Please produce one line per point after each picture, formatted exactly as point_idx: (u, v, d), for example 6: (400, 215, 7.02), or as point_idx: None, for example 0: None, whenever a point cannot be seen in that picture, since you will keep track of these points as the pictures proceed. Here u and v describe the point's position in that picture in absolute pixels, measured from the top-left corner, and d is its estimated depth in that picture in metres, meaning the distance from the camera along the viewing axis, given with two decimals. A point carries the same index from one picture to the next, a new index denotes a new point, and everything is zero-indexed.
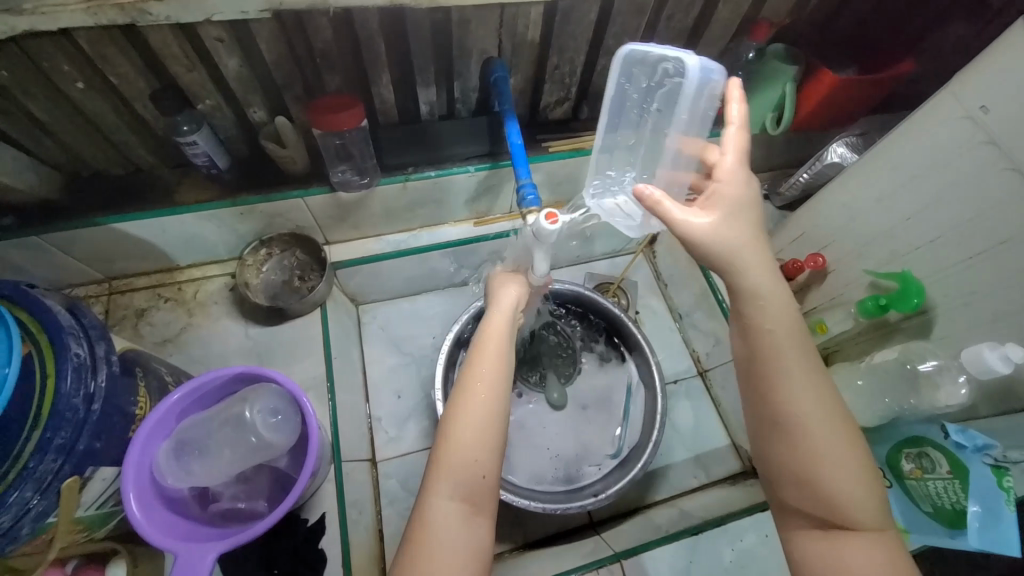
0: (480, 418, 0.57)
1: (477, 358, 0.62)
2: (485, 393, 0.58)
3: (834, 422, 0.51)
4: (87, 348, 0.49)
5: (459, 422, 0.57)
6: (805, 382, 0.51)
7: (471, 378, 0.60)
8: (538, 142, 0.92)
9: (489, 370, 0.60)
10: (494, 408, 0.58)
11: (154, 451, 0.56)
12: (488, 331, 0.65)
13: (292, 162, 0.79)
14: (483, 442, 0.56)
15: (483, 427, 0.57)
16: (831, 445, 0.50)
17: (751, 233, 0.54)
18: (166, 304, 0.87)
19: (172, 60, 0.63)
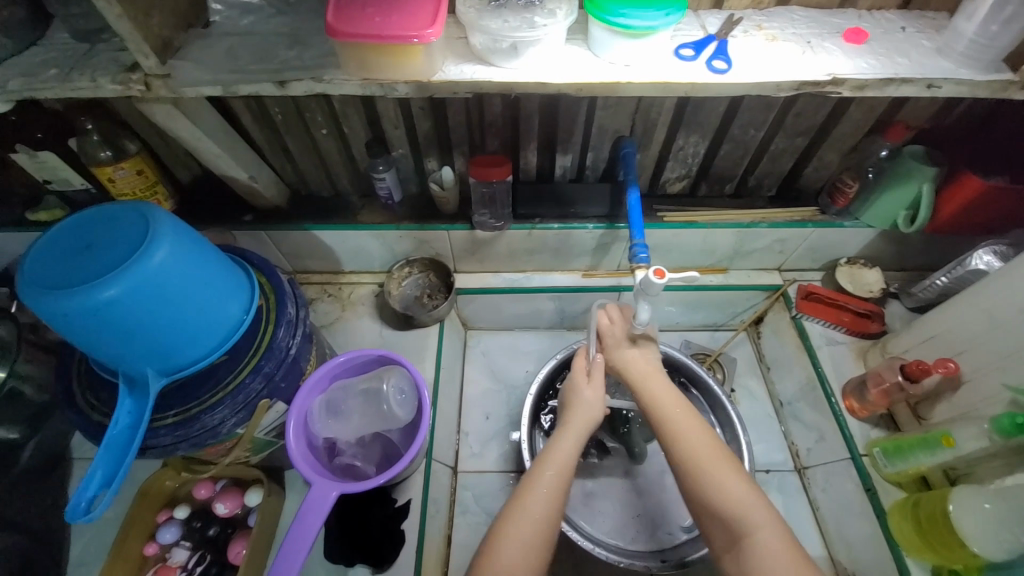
0: (532, 531, 0.63)
1: (541, 469, 0.68)
2: (543, 500, 0.65)
3: (743, 485, 0.61)
4: (295, 310, 0.68)
5: (518, 526, 0.63)
6: (722, 472, 0.63)
7: (531, 484, 0.67)
8: (654, 210, 1.01)
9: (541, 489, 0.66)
10: (542, 518, 0.64)
11: (312, 400, 0.71)
12: (561, 440, 0.71)
13: (447, 202, 0.98)
14: (536, 551, 0.62)
15: (525, 545, 0.62)
16: (749, 516, 0.59)
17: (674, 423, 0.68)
18: (328, 298, 1.09)
19: (387, 120, 0.87)
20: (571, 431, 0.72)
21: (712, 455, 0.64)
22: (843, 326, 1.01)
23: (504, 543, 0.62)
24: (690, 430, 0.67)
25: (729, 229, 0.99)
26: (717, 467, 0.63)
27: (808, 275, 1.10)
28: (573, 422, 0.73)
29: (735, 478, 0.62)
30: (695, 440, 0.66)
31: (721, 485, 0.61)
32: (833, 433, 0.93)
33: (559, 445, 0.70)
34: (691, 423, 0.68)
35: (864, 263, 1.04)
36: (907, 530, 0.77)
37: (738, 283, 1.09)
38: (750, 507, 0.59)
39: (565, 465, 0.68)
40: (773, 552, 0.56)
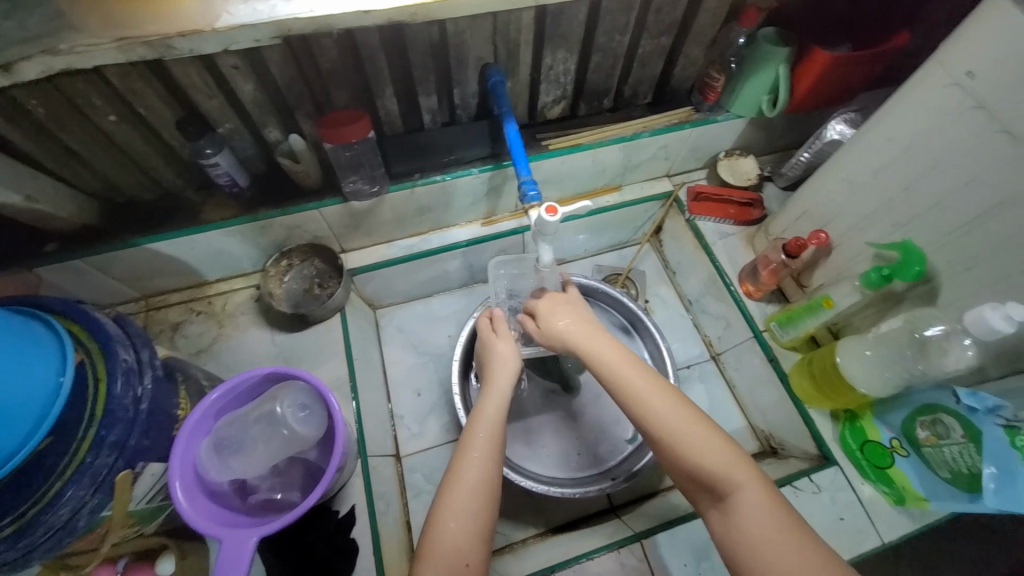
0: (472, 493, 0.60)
1: (474, 427, 0.65)
2: (478, 463, 0.62)
3: (708, 437, 0.56)
4: (134, 354, 0.55)
5: (456, 500, 0.59)
6: (686, 423, 0.57)
7: (465, 453, 0.63)
8: (537, 140, 0.96)
9: (474, 454, 0.63)
10: (484, 479, 0.61)
11: (197, 448, 0.61)
12: (485, 398, 0.69)
13: (306, 176, 0.84)
14: (481, 513, 0.59)
15: (467, 514, 0.58)
16: (724, 472, 0.53)
17: (633, 369, 0.62)
18: (198, 317, 0.93)
19: (194, 90, 0.69)
20: (499, 388, 0.69)
21: (670, 412, 0.58)
22: (731, 218, 1.06)
23: (441, 519, 0.58)
24: (637, 380, 0.61)
25: (614, 146, 0.97)
26: (673, 422, 0.57)
27: (694, 176, 1.13)
28: (495, 376, 0.71)
29: (700, 432, 0.56)
30: (650, 399, 0.59)
31: (686, 444, 0.56)
32: (737, 318, 1.00)
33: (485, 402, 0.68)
34: (635, 369, 0.62)
35: (740, 152, 1.07)
36: (805, 383, 0.86)
37: (633, 197, 1.10)
38: (725, 462, 0.54)
39: (492, 423, 0.66)
40: (748, 501, 0.51)
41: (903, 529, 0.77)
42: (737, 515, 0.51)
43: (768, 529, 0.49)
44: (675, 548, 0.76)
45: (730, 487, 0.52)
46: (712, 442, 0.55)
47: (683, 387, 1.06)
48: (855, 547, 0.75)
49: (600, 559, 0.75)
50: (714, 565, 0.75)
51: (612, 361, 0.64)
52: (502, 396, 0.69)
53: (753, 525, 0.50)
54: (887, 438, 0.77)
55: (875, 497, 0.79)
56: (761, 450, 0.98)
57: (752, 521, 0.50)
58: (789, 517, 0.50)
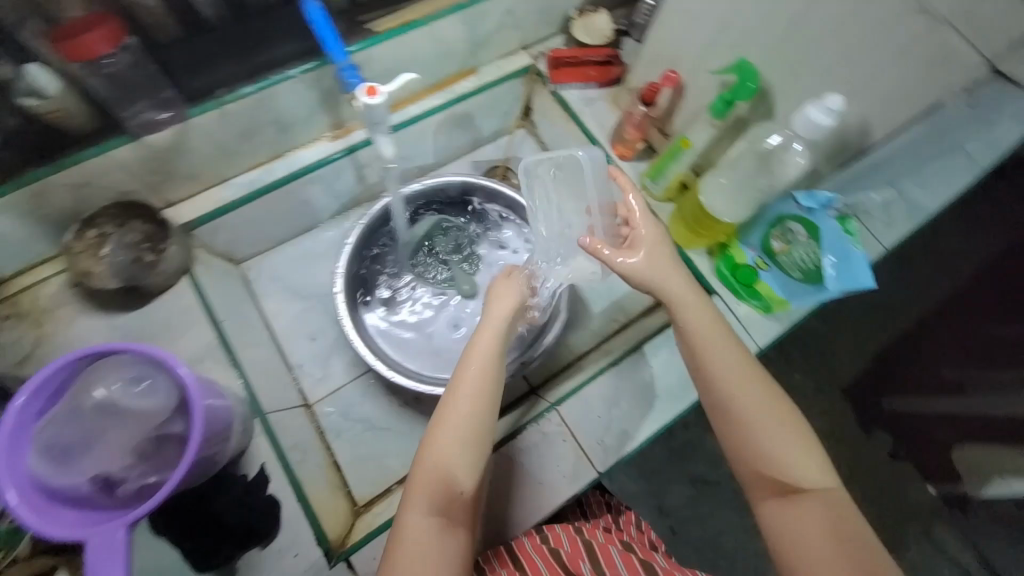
0: (461, 435, 0.61)
1: (465, 368, 0.64)
2: (455, 442, 0.60)
3: (795, 439, 0.61)
4: None
5: (432, 479, 0.60)
6: (772, 406, 0.62)
7: (444, 423, 0.62)
8: (360, 24, 0.82)
9: (465, 400, 0.62)
10: (476, 422, 0.61)
11: (23, 462, 0.51)
12: (478, 337, 0.67)
13: (67, 116, 0.67)
14: (465, 449, 0.60)
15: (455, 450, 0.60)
16: (800, 462, 0.60)
17: (734, 351, 0.65)
18: (3, 322, 0.76)
19: None
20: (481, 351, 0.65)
21: (766, 409, 0.62)
22: (594, 82, 1.02)
23: (414, 503, 0.59)
24: (731, 371, 0.63)
25: (452, 17, 0.86)
26: (763, 417, 0.61)
27: (551, 44, 1.05)
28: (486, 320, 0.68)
29: (787, 431, 0.61)
30: (742, 396, 0.62)
31: (768, 439, 0.61)
32: None
33: (477, 341, 0.66)
34: (734, 360, 0.64)
35: (592, 8, 1.02)
36: (682, 230, 0.88)
37: (492, 78, 1.01)
38: (802, 468, 0.60)
39: (487, 362, 0.64)
40: (799, 490, 0.59)
41: (773, 333, 0.83)
42: (798, 514, 0.58)
43: (824, 533, 0.56)
44: (589, 406, 0.81)
45: (808, 492, 0.59)
46: (796, 442, 0.61)
47: None
48: None
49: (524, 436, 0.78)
50: (625, 410, 0.81)
51: (717, 349, 0.65)
52: (485, 354, 0.65)
53: (810, 526, 0.57)
54: (752, 258, 0.84)
55: (749, 313, 0.84)
56: None
57: (816, 525, 0.57)
58: (852, 522, 0.57)
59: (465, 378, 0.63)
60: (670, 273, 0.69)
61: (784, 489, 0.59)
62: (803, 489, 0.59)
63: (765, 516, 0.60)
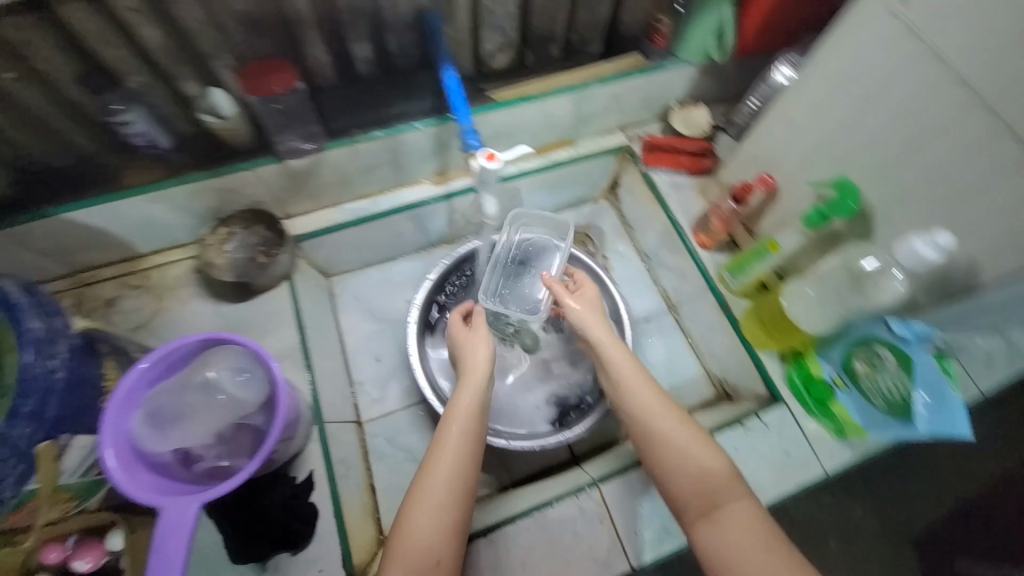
0: (442, 493, 0.61)
1: (448, 428, 0.66)
2: (452, 461, 0.63)
3: (710, 454, 0.65)
4: (45, 323, 0.52)
5: (431, 489, 0.61)
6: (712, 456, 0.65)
7: (441, 449, 0.64)
8: (482, 91, 0.93)
9: (448, 455, 0.63)
10: (461, 482, 0.62)
11: (130, 420, 0.58)
12: (462, 391, 0.69)
13: (234, 134, 0.78)
14: (447, 512, 0.59)
15: (438, 508, 0.59)
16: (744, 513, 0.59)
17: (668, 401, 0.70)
18: (133, 291, 0.88)
19: (92, 38, 0.63)
20: (473, 379, 0.70)
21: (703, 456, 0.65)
22: (685, 169, 1.06)
23: (414, 511, 0.59)
24: (646, 398, 0.70)
25: (564, 96, 0.95)
26: (680, 433, 0.67)
27: (648, 129, 1.12)
28: (470, 371, 0.71)
29: (701, 445, 0.66)
30: (657, 414, 0.69)
31: (686, 454, 0.65)
32: (691, 268, 1.01)
33: (461, 399, 0.68)
34: (654, 397, 0.70)
35: (692, 103, 1.06)
36: (756, 329, 0.90)
37: (588, 151, 1.08)
38: (721, 473, 0.63)
39: (468, 419, 0.66)
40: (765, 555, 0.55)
41: (845, 459, 0.83)
42: (724, 528, 0.59)
43: (749, 539, 0.57)
44: (632, 490, 0.79)
45: (722, 505, 0.61)
46: (713, 457, 0.64)
47: (641, 340, 1.07)
48: (798, 478, 0.82)
49: (559, 506, 0.78)
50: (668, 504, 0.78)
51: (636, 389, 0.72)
52: (471, 433, 0.66)
53: (736, 535, 0.58)
54: (829, 373, 0.81)
55: (817, 431, 0.84)
56: (715, 395, 1.02)
57: (744, 530, 0.58)
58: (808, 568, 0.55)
59: (456, 408, 0.68)
60: (600, 319, 0.80)
61: (710, 502, 0.61)
62: (721, 504, 0.61)
63: (698, 543, 0.60)
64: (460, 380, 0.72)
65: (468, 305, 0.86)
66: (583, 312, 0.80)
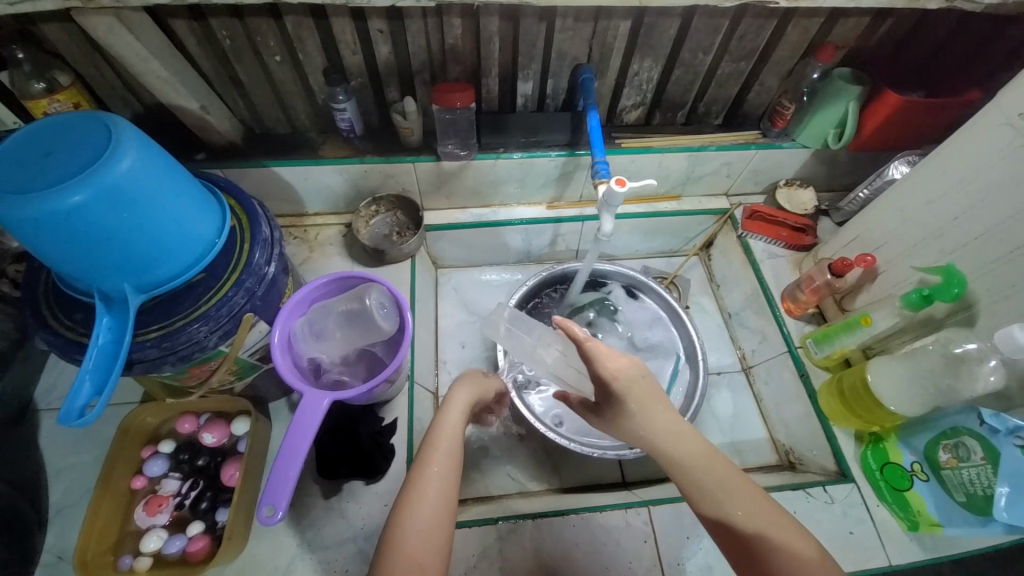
0: (431, 515, 0.58)
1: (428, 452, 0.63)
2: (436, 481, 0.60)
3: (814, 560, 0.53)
4: (270, 231, 0.67)
5: (410, 524, 0.57)
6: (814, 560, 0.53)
7: (421, 473, 0.61)
8: (612, 138, 1.06)
9: (430, 474, 0.60)
10: (442, 508, 0.58)
11: (294, 321, 0.73)
12: (442, 419, 0.67)
13: (410, 133, 0.97)
14: (439, 534, 0.57)
15: (428, 524, 0.57)
16: None
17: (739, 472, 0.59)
18: (293, 240, 1.08)
19: (343, 44, 0.84)
20: (452, 418, 0.68)
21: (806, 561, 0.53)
22: (782, 241, 1.11)
23: (396, 535, 0.56)
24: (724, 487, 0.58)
25: (681, 154, 1.06)
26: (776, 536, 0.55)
27: (752, 199, 1.20)
28: (450, 403, 0.69)
29: (796, 544, 0.54)
30: (740, 508, 0.57)
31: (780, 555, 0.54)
32: (774, 332, 1.04)
33: (443, 424, 0.66)
34: (726, 481, 0.59)
35: (800, 184, 1.14)
36: (834, 403, 0.91)
37: (691, 207, 1.18)
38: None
39: (449, 441, 0.64)
40: None
41: (914, 556, 0.79)
42: None
43: None
44: (681, 520, 0.80)
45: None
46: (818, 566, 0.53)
47: (710, 392, 1.10)
48: (859, 560, 0.79)
49: (607, 514, 0.80)
50: (718, 542, 0.79)
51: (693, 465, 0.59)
52: (448, 459, 0.62)
53: None
54: (908, 461, 0.81)
55: (888, 519, 0.82)
56: (778, 463, 1.01)
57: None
58: None
59: (432, 446, 0.64)
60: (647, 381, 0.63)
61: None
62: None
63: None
64: (439, 409, 0.70)
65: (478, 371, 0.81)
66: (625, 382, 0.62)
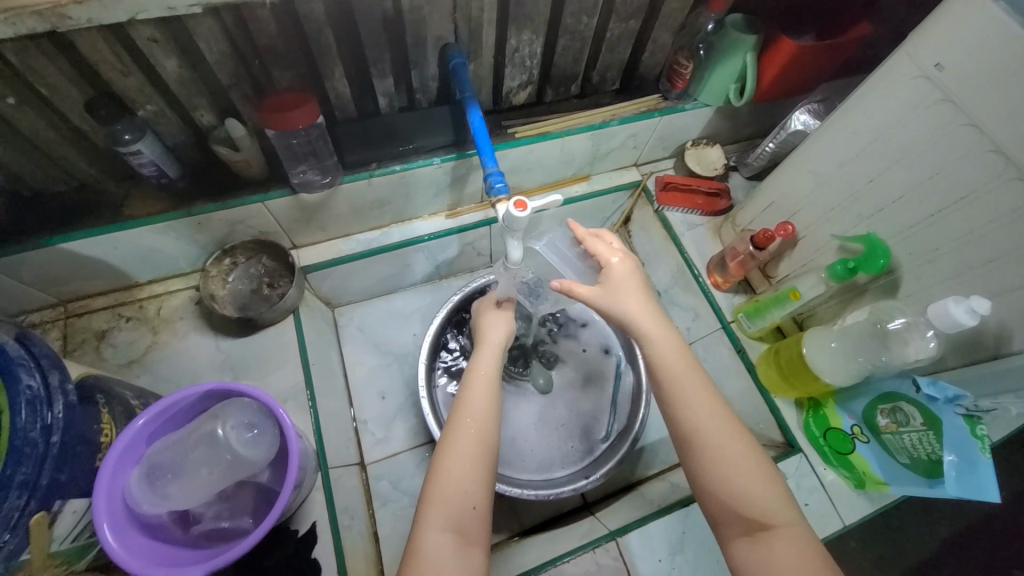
0: (482, 436, 0.59)
1: (470, 384, 0.64)
2: (479, 413, 0.60)
3: (765, 477, 0.55)
4: (40, 380, 0.47)
5: (462, 443, 0.58)
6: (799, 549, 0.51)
7: (465, 407, 0.61)
8: (503, 127, 0.91)
9: (476, 407, 0.61)
10: (488, 436, 0.59)
11: (126, 478, 0.55)
12: (482, 354, 0.68)
13: (248, 165, 0.75)
14: (485, 454, 0.58)
15: (481, 443, 0.58)
16: None
17: (737, 440, 0.57)
18: (128, 323, 0.83)
19: (103, 65, 0.59)
20: (491, 348, 0.69)
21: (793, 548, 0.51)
22: (699, 209, 1.05)
23: (447, 456, 0.57)
24: (700, 401, 0.58)
25: (583, 134, 0.93)
26: (732, 460, 0.56)
27: (661, 165, 1.11)
28: (486, 342, 0.70)
29: (754, 469, 0.55)
30: (732, 469, 0.55)
31: (724, 465, 0.56)
32: (705, 309, 1.00)
33: (481, 358, 0.68)
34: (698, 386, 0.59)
35: (707, 142, 1.06)
36: (772, 374, 0.88)
37: (602, 186, 1.07)
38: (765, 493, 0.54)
39: (486, 382, 0.64)
40: None
41: (862, 511, 0.81)
42: None
43: None
44: (651, 543, 0.74)
45: (771, 524, 0.53)
46: (768, 483, 0.55)
47: None
48: (822, 531, 0.79)
49: (576, 561, 0.72)
50: (689, 559, 0.74)
51: (693, 406, 0.58)
52: (490, 395, 0.63)
53: None
54: (848, 425, 0.80)
55: (836, 480, 0.83)
56: None
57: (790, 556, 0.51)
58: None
59: (474, 383, 0.64)
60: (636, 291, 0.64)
61: (758, 525, 0.53)
62: (772, 525, 0.53)
63: (737, 551, 0.54)
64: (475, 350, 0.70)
65: (496, 288, 0.82)
66: (622, 285, 0.64)
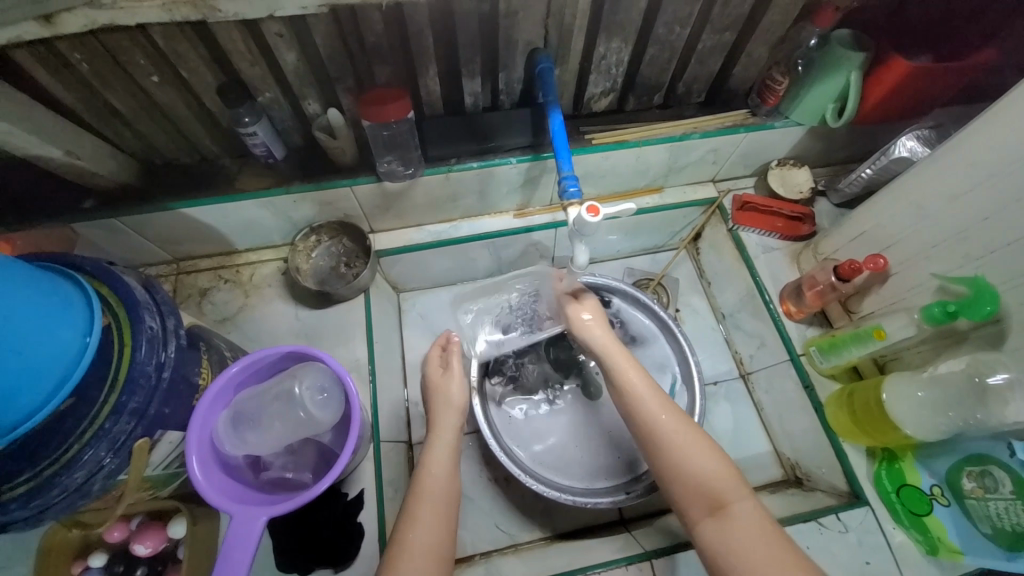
0: (427, 550, 0.59)
1: (421, 484, 0.65)
2: (426, 525, 0.61)
3: (713, 458, 0.61)
4: (160, 322, 0.55)
5: (409, 555, 0.58)
6: (758, 526, 0.55)
7: (413, 517, 0.62)
8: (581, 133, 0.92)
9: (420, 518, 0.61)
10: (439, 549, 0.60)
11: (215, 419, 0.62)
12: (434, 445, 0.70)
13: (342, 152, 0.81)
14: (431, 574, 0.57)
15: (427, 560, 0.58)
16: None
17: (688, 427, 0.64)
18: (225, 285, 0.93)
19: (235, 55, 0.67)
20: (444, 438, 0.71)
21: (752, 524, 0.55)
22: (778, 232, 1.00)
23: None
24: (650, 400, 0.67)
25: (661, 145, 0.92)
26: (685, 441, 0.63)
27: (741, 183, 1.07)
28: (442, 427, 0.72)
29: (704, 450, 0.62)
30: (694, 457, 0.61)
31: (685, 457, 0.61)
32: (774, 338, 0.95)
33: (433, 454, 0.69)
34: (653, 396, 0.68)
35: (795, 162, 1.00)
36: (843, 417, 0.82)
37: (675, 200, 1.05)
38: (720, 474, 0.60)
39: (442, 478, 0.66)
40: None
41: None
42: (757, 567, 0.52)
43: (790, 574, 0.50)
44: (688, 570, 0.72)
45: (727, 502, 0.57)
46: (716, 462, 0.60)
47: (708, 405, 1.01)
48: None
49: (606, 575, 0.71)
50: None
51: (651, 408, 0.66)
52: (441, 495, 0.64)
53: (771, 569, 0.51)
54: (927, 484, 0.74)
55: (906, 543, 0.75)
56: (784, 479, 0.94)
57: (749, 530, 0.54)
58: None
59: (428, 471, 0.67)
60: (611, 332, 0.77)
61: (714, 500, 0.58)
62: (728, 503, 0.57)
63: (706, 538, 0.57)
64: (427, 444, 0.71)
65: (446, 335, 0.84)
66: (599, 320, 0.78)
